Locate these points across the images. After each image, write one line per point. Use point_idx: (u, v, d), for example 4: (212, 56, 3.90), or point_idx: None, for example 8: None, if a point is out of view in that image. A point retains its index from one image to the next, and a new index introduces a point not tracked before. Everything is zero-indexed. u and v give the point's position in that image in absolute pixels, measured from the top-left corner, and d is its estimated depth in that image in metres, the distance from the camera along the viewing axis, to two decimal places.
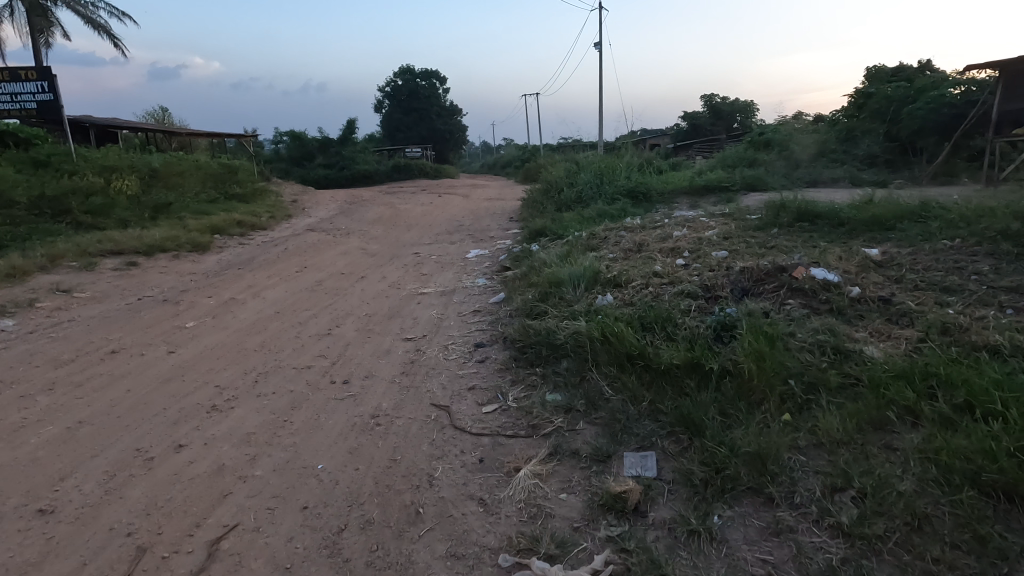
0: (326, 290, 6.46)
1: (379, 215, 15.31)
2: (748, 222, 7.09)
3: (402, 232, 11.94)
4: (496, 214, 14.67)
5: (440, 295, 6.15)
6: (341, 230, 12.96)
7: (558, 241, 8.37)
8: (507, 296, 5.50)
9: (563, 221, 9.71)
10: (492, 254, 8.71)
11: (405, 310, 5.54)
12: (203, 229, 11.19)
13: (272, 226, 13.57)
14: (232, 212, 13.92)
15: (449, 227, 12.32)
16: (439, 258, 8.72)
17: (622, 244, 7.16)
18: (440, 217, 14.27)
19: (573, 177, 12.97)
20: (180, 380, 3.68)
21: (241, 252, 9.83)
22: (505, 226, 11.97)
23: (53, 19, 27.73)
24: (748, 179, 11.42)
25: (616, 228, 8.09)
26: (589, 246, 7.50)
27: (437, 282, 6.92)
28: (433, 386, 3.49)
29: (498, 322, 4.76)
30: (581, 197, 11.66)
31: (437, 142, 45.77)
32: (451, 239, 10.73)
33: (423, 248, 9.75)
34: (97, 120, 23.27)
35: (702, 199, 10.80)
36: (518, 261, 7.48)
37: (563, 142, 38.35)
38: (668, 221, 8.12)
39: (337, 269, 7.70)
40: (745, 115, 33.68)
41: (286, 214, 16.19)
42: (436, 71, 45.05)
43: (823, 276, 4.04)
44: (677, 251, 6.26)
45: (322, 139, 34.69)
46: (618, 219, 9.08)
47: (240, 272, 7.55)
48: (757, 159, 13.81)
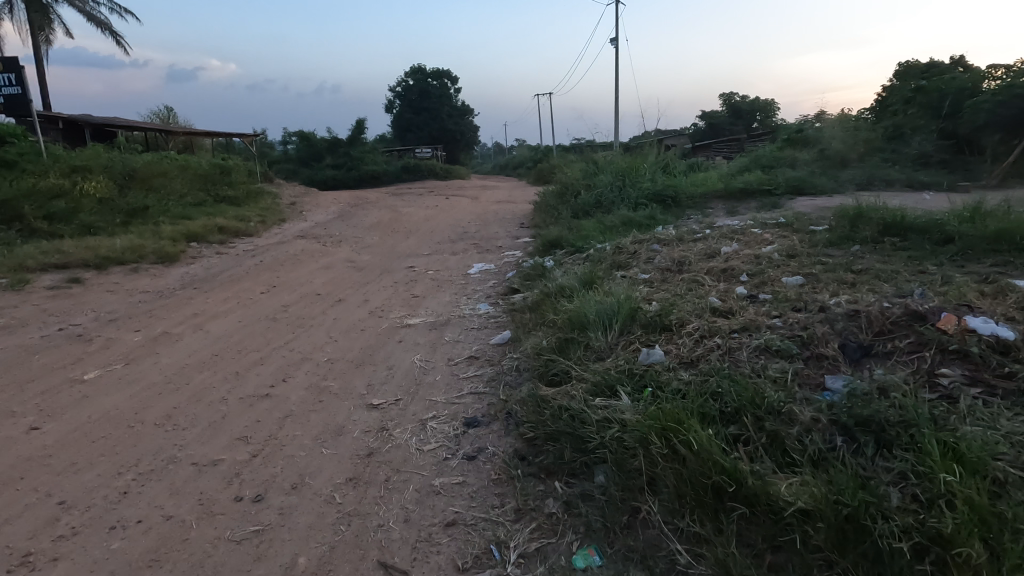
0: (290, 320, 5.20)
1: (378, 220, 14.09)
2: (815, 235, 5.72)
3: (400, 240, 10.71)
4: (505, 219, 13.38)
5: (430, 328, 4.86)
6: (334, 237, 11.75)
7: (578, 256, 7.06)
8: (516, 336, 4.19)
9: (583, 229, 8.40)
10: (499, 270, 7.43)
11: (380, 352, 4.23)
12: (178, 237, 10.04)
13: (260, 232, 12.39)
14: (217, 216, 12.77)
15: (452, 234, 11.05)
16: (436, 274, 7.46)
17: (659, 263, 5.82)
18: (444, 223, 13.01)
19: (591, 178, 11.64)
20: (8, 492, 2.43)
21: (214, 264, 8.65)
22: (515, 234, 10.67)
23: (54, 16, 26.98)
24: (792, 180, 10.00)
25: (646, 241, 6.77)
26: (616, 264, 6.17)
27: (430, 308, 5.63)
28: (390, 516, 2.21)
29: (500, 382, 3.46)
30: (601, 201, 10.32)
31: (447, 142, 44.64)
32: (454, 250, 9.44)
33: (420, 261, 8.48)
34: (92, 119, 22.33)
35: (740, 205, 9.43)
36: (529, 282, 6.19)
37: (576, 142, 37.02)
38: (709, 232, 6.78)
39: (314, 289, 6.47)
40: (766, 114, 32.11)
41: (280, 218, 15.03)
42: (448, 71, 44.02)
43: (989, 329, 2.68)
44: (732, 276, 4.92)
45: (330, 139, 33.70)
46: (647, 229, 7.74)
47: (197, 291, 6.34)
48: (797, 158, 12.39)
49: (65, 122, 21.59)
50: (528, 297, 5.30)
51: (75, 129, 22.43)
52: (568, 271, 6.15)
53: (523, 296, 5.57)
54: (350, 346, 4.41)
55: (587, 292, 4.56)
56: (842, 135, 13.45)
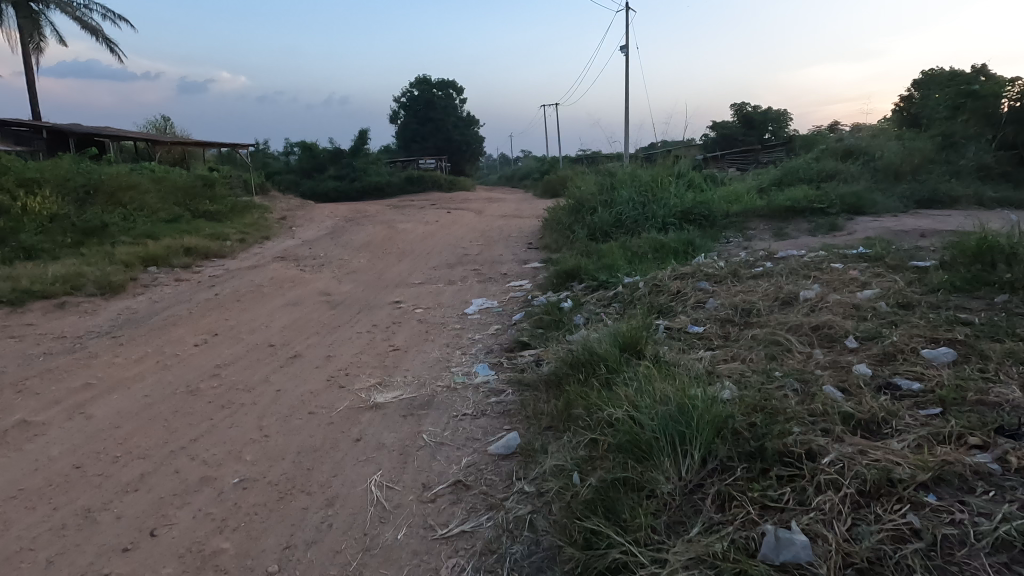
0: (216, 393, 3.81)
1: (371, 238, 12.73)
2: (927, 276, 4.27)
3: (391, 264, 9.35)
4: (511, 237, 11.96)
5: (405, 411, 3.45)
6: (317, 259, 10.38)
7: (604, 292, 5.63)
8: (530, 442, 2.78)
9: (606, 256, 6.98)
10: (504, 307, 6.03)
11: (323, 465, 2.83)
12: (133, 261, 8.71)
13: (237, 252, 11.07)
14: (191, 236, 11.48)
15: (451, 257, 9.65)
16: (426, 313, 6.05)
17: (716, 311, 4.38)
18: (443, 241, 11.65)
19: (608, 193, 10.25)
20: None
21: (166, 296, 7.31)
22: (523, 257, 9.26)
23: (46, 24, 26.03)
24: (846, 197, 8.55)
25: (691, 276, 5.34)
26: (657, 312, 4.74)
27: (411, 372, 4.22)
28: None
29: (503, 557, 2.07)
30: (622, 220, 8.91)
31: (451, 153, 43.46)
32: (451, 278, 8.04)
33: (409, 294, 7.08)
34: (79, 128, 21.23)
35: (788, 227, 7.98)
36: (542, 332, 4.78)
37: (584, 153, 35.72)
38: (771, 264, 5.34)
39: (268, 337, 5.08)
40: (778, 125, 30.17)
41: (264, 235, 13.72)
42: (453, 82, 42.98)
43: None
44: (831, 340, 3.50)
45: (333, 150, 32.56)
46: (685, 258, 6.34)
47: (117, 337, 4.98)
48: (841, 171, 10.94)
49: (50, 131, 20.49)
50: (546, 363, 3.87)
51: (60, 139, 21.31)
52: (595, 322, 4.73)
53: (536, 357, 4.15)
54: (284, 450, 3.00)
55: (634, 371, 3.14)
56: (891, 144, 11.98)
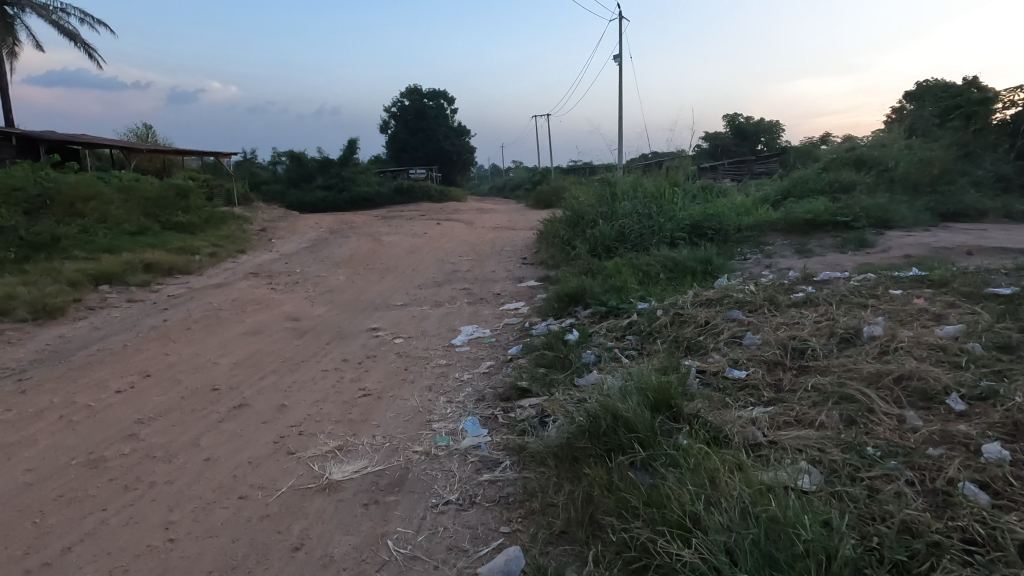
0: (125, 464, 2.95)
1: (354, 251, 11.86)
2: (1017, 307, 3.49)
3: (372, 282, 8.50)
4: (504, 251, 11.14)
5: (367, 497, 2.60)
6: (292, 275, 9.49)
7: (616, 320, 4.81)
8: (542, 564, 2.01)
9: (612, 276, 6.17)
10: (497, 336, 5.20)
11: None
12: (81, 279, 7.80)
13: (206, 268, 10.17)
14: (156, 250, 10.57)
15: (438, 273, 8.82)
16: (407, 343, 5.20)
17: (760, 350, 3.58)
18: (430, 255, 10.81)
19: (610, 204, 9.48)
20: None
21: (110, 320, 6.41)
22: (518, 274, 8.44)
23: (21, 28, 25.04)
24: (871, 209, 7.83)
25: (718, 302, 4.53)
26: (683, 350, 3.94)
27: (384, 430, 3.35)
28: None
29: None
30: (627, 234, 8.11)
31: (442, 163, 42.77)
32: (438, 298, 7.19)
33: (388, 319, 6.22)
34: (51, 135, 20.16)
35: (811, 242, 7.23)
36: (544, 373, 3.96)
37: (577, 164, 35.15)
38: (811, 289, 4.55)
39: (212, 378, 4.22)
40: (772, 137, 29.79)
41: (239, 249, 12.81)
42: (445, 92, 42.43)
43: None
44: (926, 397, 2.71)
45: (321, 159, 31.71)
46: (703, 279, 5.55)
47: (24, 379, 4.09)
48: (856, 182, 10.25)
49: (19, 138, 19.42)
50: (554, 425, 3.04)
51: (29, 146, 20.28)
52: (610, 364, 3.90)
53: (540, 412, 3.32)
54: (187, 570, 2.16)
55: (678, 453, 2.34)
56: (906, 154, 11.34)
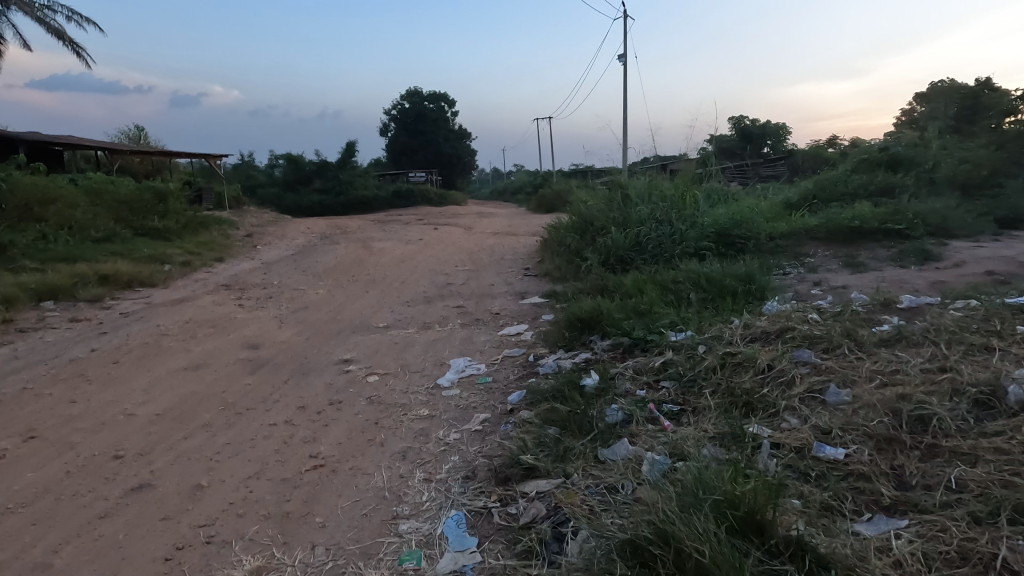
0: None
1: (340, 260, 10.86)
2: None
3: (354, 297, 7.50)
4: (503, 261, 10.14)
5: None
6: (267, 288, 8.50)
7: (646, 358, 3.79)
8: None
9: (632, 297, 5.17)
10: (495, 374, 4.19)
11: None
12: (18, 296, 6.81)
13: (174, 279, 9.17)
14: (120, 259, 9.58)
15: (430, 288, 7.82)
16: (382, 382, 4.21)
17: (857, 416, 2.58)
18: (424, 266, 9.82)
19: (624, 209, 8.48)
20: None
21: (34, 345, 5.40)
22: (520, 289, 7.44)
23: (7, 24, 24.14)
24: (927, 215, 6.82)
25: (778, 338, 3.52)
26: (742, 410, 2.94)
27: (328, 535, 2.36)
28: None
29: None
30: (644, 244, 7.11)
31: (443, 166, 41.81)
32: (426, 319, 6.19)
33: (365, 347, 5.23)
34: (31, 135, 19.21)
35: (861, 254, 6.23)
36: (557, 438, 2.96)
37: (580, 168, 34.21)
38: (898, 319, 3.54)
39: (118, 438, 3.23)
40: (778, 140, 28.41)
41: (217, 257, 11.82)
42: (445, 95, 41.57)
43: None
44: None
45: (319, 162, 30.80)
46: (746, 301, 4.55)
47: None
48: (896, 186, 9.23)
49: None
50: (576, 544, 2.06)
51: (8, 147, 19.33)
52: (646, 429, 2.90)
53: (552, 511, 2.33)
54: None
55: None
56: (946, 156, 10.34)
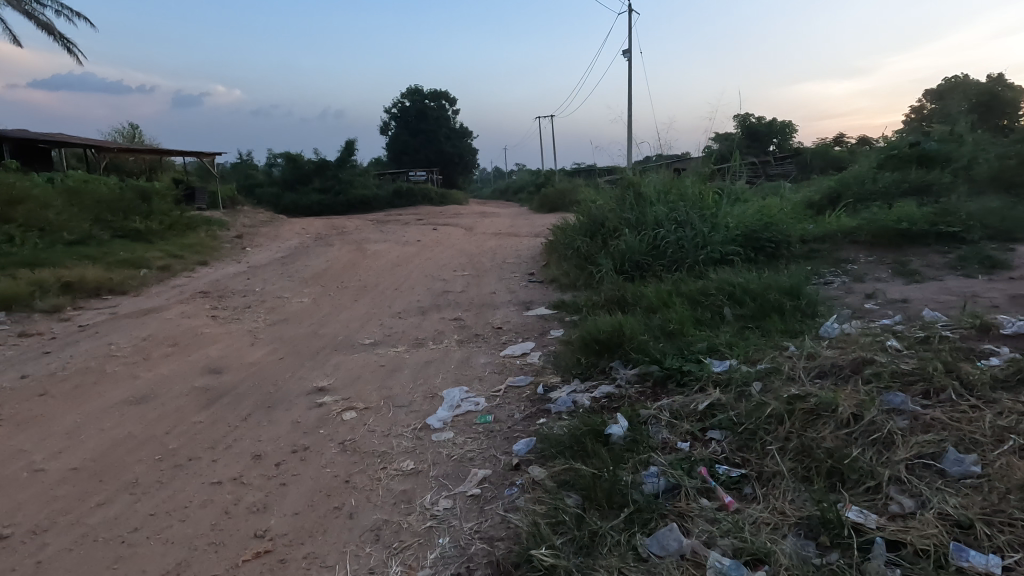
0: None
1: (332, 264, 10.14)
2: None
3: (342, 308, 6.78)
4: (507, 264, 9.41)
5: None
6: (248, 296, 7.79)
7: (685, 396, 3.05)
8: None
9: (658, 313, 4.43)
10: (497, 411, 3.46)
11: None
12: None
13: (148, 286, 8.48)
14: (92, 263, 8.89)
15: (425, 296, 7.10)
16: (360, 420, 3.48)
17: (1005, 507, 1.86)
18: (420, 270, 9.10)
19: (638, 208, 7.73)
20: None
21: None
22: (525, 298, 6.71)
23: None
24: (984, 216, 6.05)
25: (855, 374, 2.79)
26: (828, 481, 2.21)
27: None
28: None
29: None
30: (664, 248, 6.37)
31: (444, 165, 41.08)
32: (418, 336, 5.45)
33: (345, 370, 4.50)
34: (16, 132, 18.51)
35: (913, 261, 5.48)
36: (581, 517, 2.23)
37: (584, 166, 33.40)
38: (1010, 351, 2.79)
39: (10, 510, 2.55)
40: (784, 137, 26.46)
41: (201, 261, 11.11)
42: (446, 92, 40.81)
43: None
44: None
45: (318, 161, 30.10)
46: (796, 321, 3.81)
47: None
48: (935, 183, 8.45)
49: None
50: None
51: None
52: (700, 508, 2.17)
53: None
54: None
55: None
56: (986, 152, 9.55)
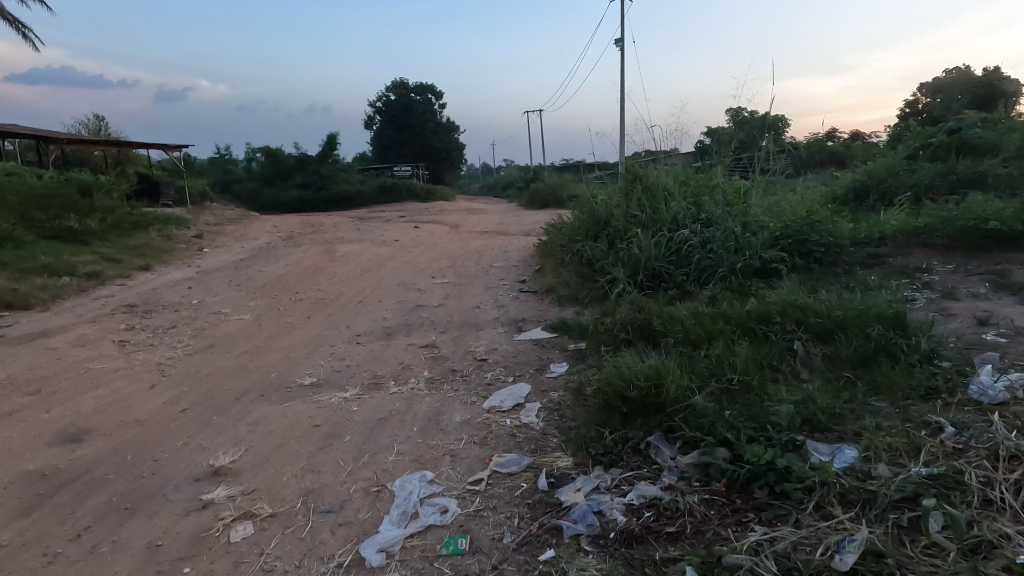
0: None
1: (294, 268, 8.79)
2: None
3: (288, 329, 5.46)
4: (495, 269, 8.13)
5: None
6: (180, 311, 6.44)
7: (799, 527, 1.79)
8: None
9: (703, 352, 3.17)
10: (476, 526, 2.18)
11: None
12: None
13: (65, 298, 7.09)
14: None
15: (394, 312, 5.80)
16: (256, 544, 2.19)
17: None
18: (393, 277, 7.80)
19: (651, 202, 6.47)
20: None
21: None
22: (516, 315, 5.44)
23: None
24: None
25: None
26: None
27: None
28: None
29: None
30: (688, 254, 5.14)
31: (431, 160, 39.66)
32: (376, 373, 4.14)
33: (264, 430, 3.19)
34: None
35: (1013, 271, 4.29)
36: None
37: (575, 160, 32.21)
38: None
39: None
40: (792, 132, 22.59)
41: (144, 265, 9.69)
42: (433, 85, 39.38)
43: None
44: None
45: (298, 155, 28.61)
46: (922, 372, 2.58)
47: None
48: (990, 174, 7.30)
49: None
50: None
51: None
52: None
53: None
54: None
55: None
56: None
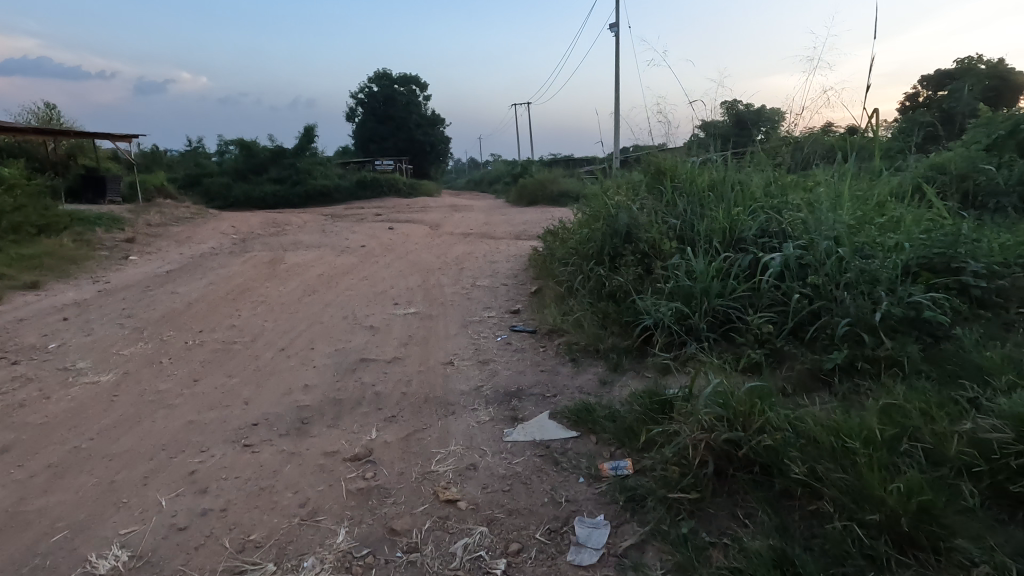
0: None
1: (220, 288, 6.79)
2: None
3: (152, 405, 3.50)
4: (479, 291, 6.22)
5: None
6: (19, 364, 4.43)
7: None
8: None
9: None
10: None
11: None
12: None
13: None
14: None
15: (325, 373, 3.86)
16: None
17: None
18: (342, 304, 5.84)
19: (695, 203, 4.54)
20: None
21: None
22: (508, 383, 3.53)
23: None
24: None
25: None
26: None
27: None
28: None
29: None
30: (776, 296, 3.34)
31: (415, 153, 37.54)
32: (247, 538, 2.21)
33: None
34: None
35: None
36: None
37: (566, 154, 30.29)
38: None
39: None
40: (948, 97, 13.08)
41: (33, 282, 7.55)
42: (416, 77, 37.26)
43: None
44: None
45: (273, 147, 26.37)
46: None
47: None
48: None
49: None
50: None
51: None
52: None
53: None
54: None
55: None
56: None
